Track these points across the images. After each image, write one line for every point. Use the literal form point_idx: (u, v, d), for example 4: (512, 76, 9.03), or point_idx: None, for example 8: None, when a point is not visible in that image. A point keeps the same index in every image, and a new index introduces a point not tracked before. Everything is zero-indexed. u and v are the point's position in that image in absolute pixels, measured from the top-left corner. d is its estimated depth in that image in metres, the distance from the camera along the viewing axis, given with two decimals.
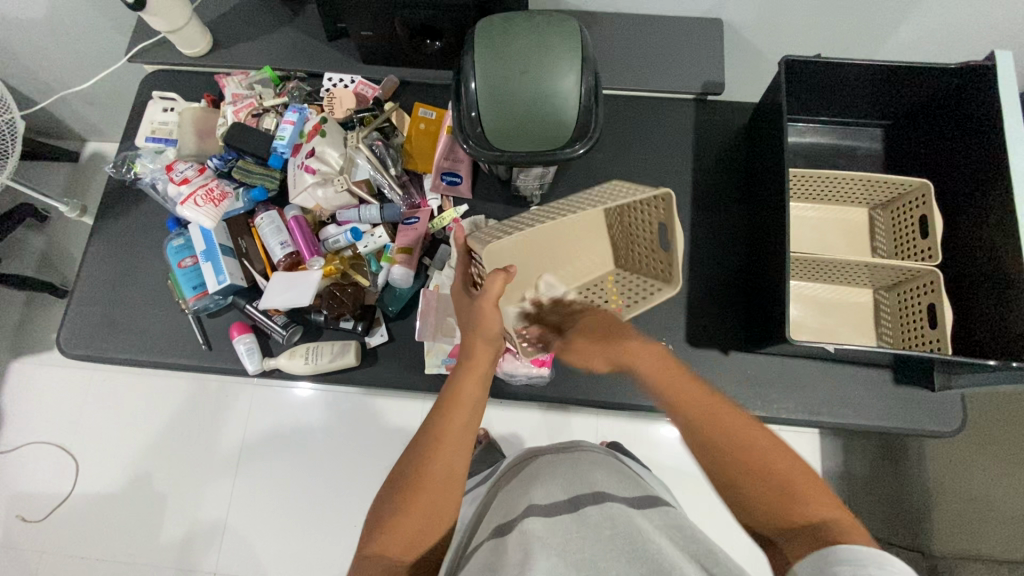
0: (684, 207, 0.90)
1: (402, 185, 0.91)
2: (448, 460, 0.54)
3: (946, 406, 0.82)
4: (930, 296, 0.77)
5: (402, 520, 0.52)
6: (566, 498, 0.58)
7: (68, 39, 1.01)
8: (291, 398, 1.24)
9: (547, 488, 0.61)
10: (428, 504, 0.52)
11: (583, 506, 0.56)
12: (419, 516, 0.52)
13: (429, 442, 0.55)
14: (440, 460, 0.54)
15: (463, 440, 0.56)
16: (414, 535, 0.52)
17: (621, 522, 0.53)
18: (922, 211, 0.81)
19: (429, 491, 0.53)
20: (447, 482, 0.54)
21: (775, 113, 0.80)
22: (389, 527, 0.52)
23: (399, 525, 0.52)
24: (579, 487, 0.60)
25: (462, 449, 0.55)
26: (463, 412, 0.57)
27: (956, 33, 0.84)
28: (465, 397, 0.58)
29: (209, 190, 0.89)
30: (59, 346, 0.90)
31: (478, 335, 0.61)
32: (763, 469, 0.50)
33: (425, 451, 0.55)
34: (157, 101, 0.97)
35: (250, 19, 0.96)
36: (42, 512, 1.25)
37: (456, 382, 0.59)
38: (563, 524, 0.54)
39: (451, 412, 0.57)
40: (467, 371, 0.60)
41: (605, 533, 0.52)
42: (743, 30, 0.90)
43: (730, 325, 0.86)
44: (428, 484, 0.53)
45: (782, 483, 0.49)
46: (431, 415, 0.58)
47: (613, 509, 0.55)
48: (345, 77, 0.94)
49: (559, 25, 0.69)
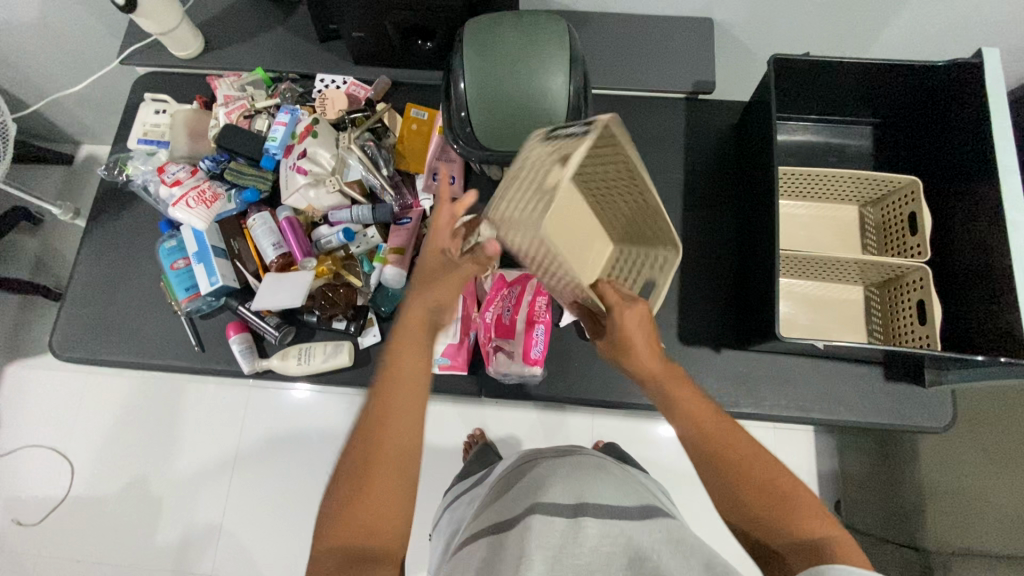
0: (675, 206, 0.91)
1: (394, 185, 0.91)
2: (394, 440, 0.51)
3: (938, 402, 0.82)
4: (920, 293, 0.78)
5: (362, 512, 0.49)
6: (569, 503, 0.57)
7: (60, 42, 1.02)
8: (286, 400, 1.24)
9: (548, 491, 0.60)
10: (383, 493, 0.50)
11: (583, 513, 0.56)
12: (375, 504, 0.49)
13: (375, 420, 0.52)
14: (388, 444, 0.51)
15: (405, 428, 0.52)
16: (371, 524, 0.49)
17: (619, 540, 0.53)
18: (912, 207, 0.81)
19: (379, 479, 0.50)
20: (398, 473, 0.51)
21: (765, 110, 0.80)
22: (350, 519, 0.49)
23: (355, 509, 0.49)
24: (581, 493, 0.59)
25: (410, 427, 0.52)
26: (406, 393, 0.53)
27: (945, 31, 0.85)
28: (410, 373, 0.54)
29: (200, 192, 0.89)
30: (52, 348, 0.90)
31: (429, 309, 0.57)
32: (765, 487, 0.50)
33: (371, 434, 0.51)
34: (149, 103, 0.97)
35: (242, 20, 0.96)
36: (37, 516, 1.25)
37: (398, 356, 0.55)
38: (562, 531, 0.53)
39: (396, 393, 0.53)
40: (408, 343, 0.55)
41: (603, 549, 0.52)
42: (733, 30, 0.91)
43: (722, 323, 0.86)
44: (379, 470, 0.50)
45: (784, 503, 0.50)
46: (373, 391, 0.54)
47: (614, 526, 0.55)
48: (337, 78, 0.94)
49: (548, 26, 0.69)
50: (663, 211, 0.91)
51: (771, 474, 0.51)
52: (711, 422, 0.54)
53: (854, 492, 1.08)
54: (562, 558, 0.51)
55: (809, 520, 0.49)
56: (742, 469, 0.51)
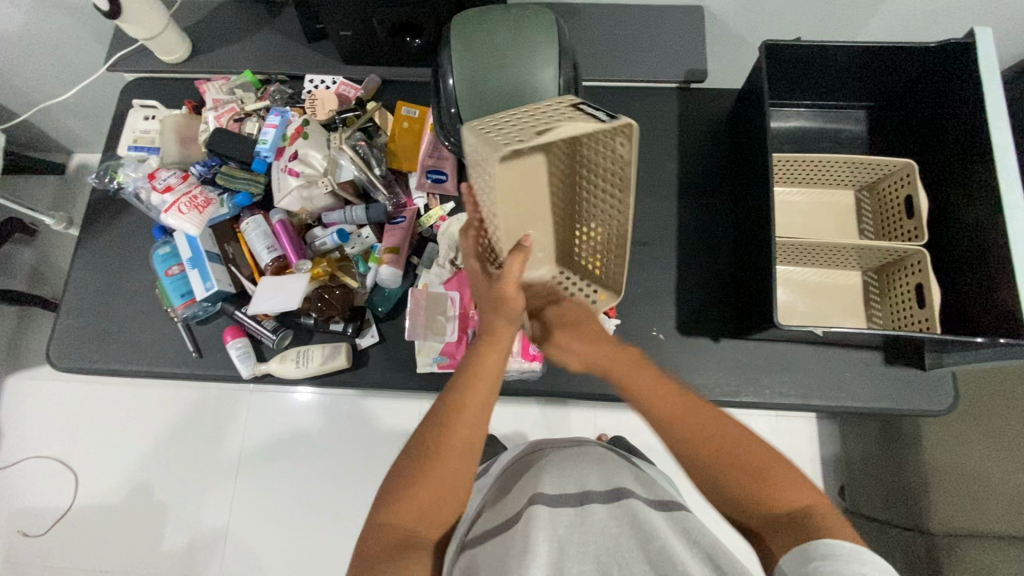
0: (669, 196, 0.90)
1: (386, 184, 0.90)
2: (462, 435, 0.54)
3: (939, 384, 0.82)
4: (917, 276, 0.77)
5: (419, 493, 0.52)
6: (573, 493, 0.58)
7: (46, 50, 1.01)
8: (288, 403, 1.24)
9: (556, 482, 0.60)
10: (437, 481, 0.52)
11: (589, 501, 0.56)
12: (434, 491, 0.52)
13: (449, 411, 0.54)
14: (460, 431, 0.54)
15: (477, 419, 0.55)
16: (421, 510, 0.51)
17: (628, 517, 0.53)
18: (907, 190, 0.81)
19: (444, 467, 0.52)
20: (463, 461, 0.54)
21: (757, 98, 0.79)
22: (403, 499, 0.51)
23: (416, 494, 0.52)
24: (589, 483, 0.60)
25: (480, 423, 0.55)
26: (474, 392, 0.56)
27: (935, 12, 0.84)
28: (486, 369, 0.57)
29: (192, 197, 0.88)
30: (49, 359, 0.90)
31: (497, 314, 0.59)
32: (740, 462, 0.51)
33: (444, 424, 0.54)
34: (138, 109, 0.97)
35: (228, 23, 0.95)
36: (44, 527, 1.25)
37: (479, 356, 0.58)
38: (567, 520, 0.54)
39: (465, 393, 0.56)
40: (478, 351, 0.59)
41: (611, 530, 0.52)
42: (723, 17, 0.90)
43: (721, 312, 0.86)
44: (445, 458, 0.53)
45: (761, 484, 0.50)
46: (449, 385, 0.56)
47: (622, 504, 0.55)
48: (326, 78, 0.93)
49: (535, 18, 0.69)
50: (658, 202, 0.90)
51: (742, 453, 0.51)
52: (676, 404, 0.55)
53: (857, 476, 1.08)
54: (567, 547, 0.51)
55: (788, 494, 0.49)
56: (712, 449, 0.52)
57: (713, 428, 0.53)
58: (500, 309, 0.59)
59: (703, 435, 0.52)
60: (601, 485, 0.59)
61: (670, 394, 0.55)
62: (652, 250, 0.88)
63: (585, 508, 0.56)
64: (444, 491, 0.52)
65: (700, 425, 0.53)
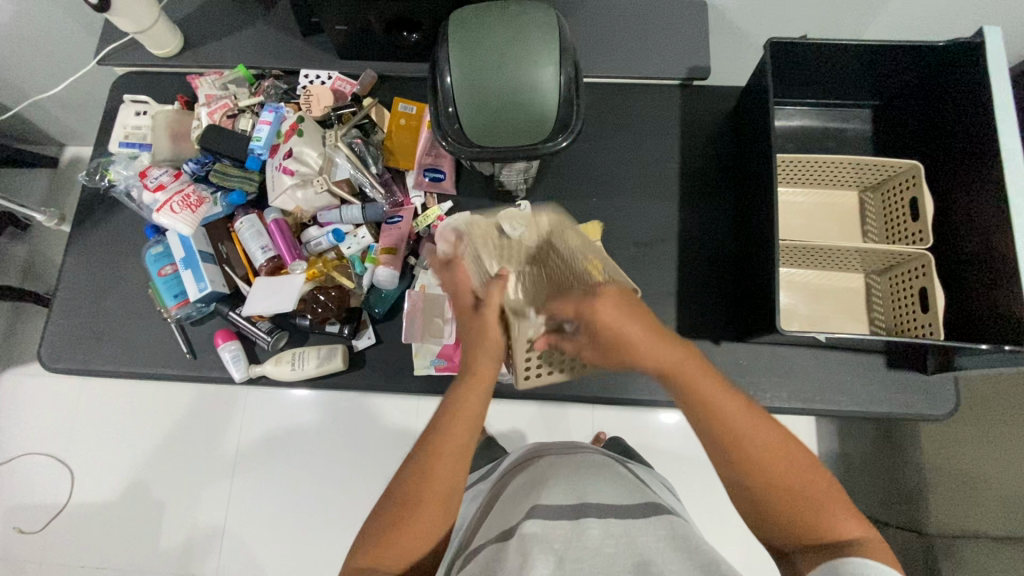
0: (670, 196, 0.89)
1: (383, 183, 0.89)
2: (447, 474, 0.54)
3: (940, 388, 0.81)
4: (921, 280, 0.76)
5: (396, 539, 0.52)
6: (570, 504, 0.57)
7: (34, 43, 0.98)
8: (284, 401, 1.23)
9: (551, 493, 0.59)
10: (414, 529, 0.53)
11: (584, 513, 0.55)
12: (410, 537, 0.53)
13: (429, 456, 0.54)
14: (438, 479, 0.53)
15: (460, 455, 0.55)
16: (409, 544, 0.53)
17: (622, 538, 0.52)
18: (913, 192, 0.80)
19: (426, 511, 0.53)
20: (441, 508, 0.53)
21: (761, 96, 0.78)
22: (384, 542, 0.52)
23: (392, 540, 0.52)
24: (583, 492, 0.59)
25: (460, 468, 0.55)
26: (460, 425, 0.56)
27: (945, 9, 0.82)
28: (465, 413, 0.56)
29: (185, 196, 0.86)
30: (41, 360, 0.88)
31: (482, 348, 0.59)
32: (796, 497, 0.50)
33: (421, 472, 0.54)
34: (129, 105, 0.94)
35: (220, 16, 0.93)
36: (39, 524, 1.24)
37: (461, 396, 0.57)
38: (564, 534, 0.52)
39: (452, 429, 0.55)
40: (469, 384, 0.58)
41: (606, 549, 0.51)
42: (727, 12, 0.88)
43: (721, 315, 0.85)
44: (423, 506, 0.53)
45: (803, 505, 0.50)
46: (430, 429, 0.56)
47: (617, 524, 0.54)
48: (321, 73, 0.91)
49: (535, 14, 0.66)
50: (659, 202, 0.89)
51: (794, 486, 0.50)
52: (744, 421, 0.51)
53: (854, 474, 1.08)
54: (566, 561, 0.49)
55: (843, 524, 0.49)
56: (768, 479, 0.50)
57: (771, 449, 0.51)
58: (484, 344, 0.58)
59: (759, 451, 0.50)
60: (601, 498, 0.58)
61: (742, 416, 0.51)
62: (653, 251, 0.87)
63: (581, 521, 0.54)
64: (421, 537, 0.53)
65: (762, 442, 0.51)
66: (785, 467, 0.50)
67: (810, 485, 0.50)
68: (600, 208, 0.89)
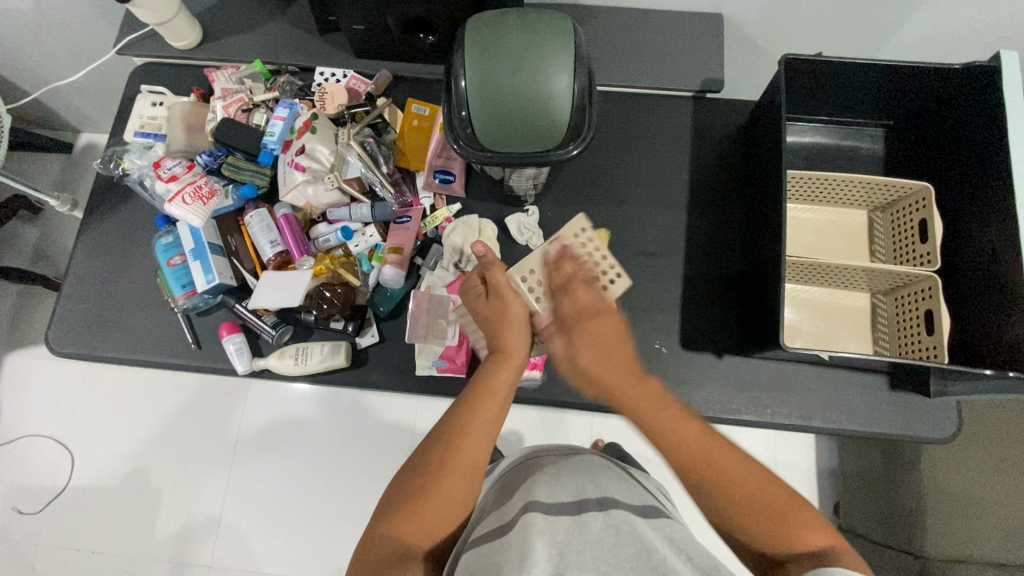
0: (678, 208, 0.89)
1: (393, 183, 0.90)
2: (471, 452, 0.57)
3: (943, 411, 0.81)
4: (927, 302, 0.76)
5: (418, 513, 0.54)
6: (571, 500, 0.57)
7: (56, 30, 0.99)
8: (286, 394, 1.24)
9: (553, 489, 0.60)
10: (437, 503, 0.55)
11: (586, 509, 0.55)
12: (435, 509, 0.55)
13: (453, 430, 0.58)
14: (464, 453, 0.57)
15: (487, 430, 0.59)
16: (427, 523, 0.54)
17: (624, 530, 0.52)
18: (922, 214, 0.79)
19: (448, 487, 0.55)
20: (464, 481, 0.56)
21: (773, 112, 0.78)
22: (403, 516, 0.54)
23: (415, 513, 0.54)
24: (585, 490, 0.59)
25: (486, 444, 0.58)
26: (490, 403, 0.60)
27: (962, 32, 0.82)
28: (494, 391, 0.61)
29: (197, 188, 0.87)
30: (48, 344, 0.89)
31: (505, 325, 0.65)
32: (757, 501, 0.53)
33: (443, 447, 0.57)
34: (146, 95, 0.95)
35: (239, 10, 0.94)
36: (38, 505, 1.25)
37: (492, 371, 0.62)
38: (565, 529, 0.52)
39: (480, 405, 0.60)
40: (493, 367, 0.63)
41: (608, 539, 0.50)
42: (744, 26, 0.88)
43: (725, 328, 0.85)
44: (447, 481, 0.55)
45: (775, 518, 0.52)
46: (456, 409, 0.60)
47: (618, 516, 0.54)
48: (337, 71, 0.92)
49: (552, 22, 0.67)
50: (667, 212, 0.89)
51: (763, 498, 0.53)
52: (703, 443, 0.56)
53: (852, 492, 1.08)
54: (567, 554, 0.49)
55: (810, 535, 0.51)
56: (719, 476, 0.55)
57: (727, 466, 0.55)
58: (509, 325, 0.65)
59: (718, 467, 0.55)
60: (600, 494, 0.58)
61: (691, 435, 0.57)
62: (659, 261, 0.87)
63: (582, 516, 0.54)
64: (444, 511, 0.55)
65: (716, 457, 0.56)
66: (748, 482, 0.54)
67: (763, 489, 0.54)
68: (608, 216, 0.89)
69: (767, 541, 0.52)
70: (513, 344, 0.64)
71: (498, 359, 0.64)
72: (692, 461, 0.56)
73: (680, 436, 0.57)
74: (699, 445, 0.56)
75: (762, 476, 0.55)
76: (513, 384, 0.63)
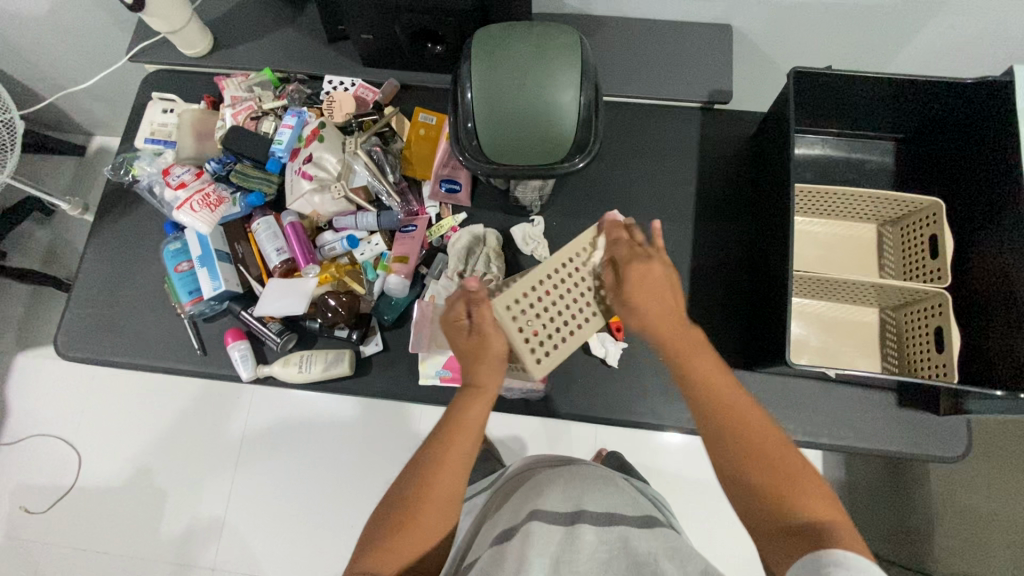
0: (685, 220, 0.89)
1: (400, 192, 0.89)
2: (446, 488, 0.57)
3: (953, 430, 0.79)
4: (938, 319, 0.75)
5: (400, 538, 0.55)
6: (566, 510, 0.56)
7: (70, 37, 1.01)
8: (292, 398, 1.25)
9: (550, 497, 0.59)
10: (414, 533, 0.55)
11: (580, 519, 0.55)
12: (413, 537, 0.55)
13: (427, 470, 0.57)
14: (438, 490, 0.56)
15: (461, 465, 0.58)
16: (401, 553, 0.54)
17: (617, 544, 0.52)
18: (933, 230, 0.78)
19: (424, 518, 0.55)
20: (440, 514, 0.56)
21: (781, 123, 0.78)
22: (386, 543, 0.54)
23: (395, 540, 0.54)
24: (580, 500, 0.58)
25: (458, 480, 0.58)
26: (465, 439, 0.59)
27: (975, 45, 0.81)
28: (470, 420, 0.60)
29: (205, 195, 0.88)
30: (56, 348, 0.90)
31: (482, 363, 0.61)
32: (760, 458, 0.53)
33: (422, 482, 0.57)
34: (156, 102, 0.97)
35: (249, 18, 0.94)
36: (44, 505, 1.26)
37: (463, 409, 0.60)
38: (557, 539, 0.52)
39: (452, 442, 0.59)
40: (470, 399, 0.61)
41: (601, 554, 0.51)
42: (753, 36, 0.88)
43: (732, 341, 0.84)
44: (424, 507, 0.56)
45: (786, 485, 0.52)
46: (429, 443, 0.59)
47: (612, 530, 0.54)
48: (345, 80, 0.93)
49: (559, 36, 0.67)
50: (673, 224, 0.89)
51: (779, 458, 0.53)
52: (740, 400, 0.57)
53: (861, 509, 1.08)
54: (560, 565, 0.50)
55: (807, 505, 0.51)
56: (743, 422, 0.55)
57: (750, 425, 0.55)
58: (485, 363, 0.61)
59: (740, 422, 0.55)
60: (596, 506, 0.57)
61: (732, 395, 0.57)
62: None
63: (574, 528, 0.53)
64: (424, 540, 0.55)
65: (747, 416, 0.56)
66: (769, 443, 0.54)
67: (782, 453, 0.54)
68: None
69: (762, 502, 0.52)
70: (488, 379, 0.62)
71: (472, 393, 0.61)
72: (700, 377, 0.58)
73: (715, 387, 0.58)
74: (734, 397, 0.57)
75: (804, 467, 0.53)
76: (485, 420, 0.62)
